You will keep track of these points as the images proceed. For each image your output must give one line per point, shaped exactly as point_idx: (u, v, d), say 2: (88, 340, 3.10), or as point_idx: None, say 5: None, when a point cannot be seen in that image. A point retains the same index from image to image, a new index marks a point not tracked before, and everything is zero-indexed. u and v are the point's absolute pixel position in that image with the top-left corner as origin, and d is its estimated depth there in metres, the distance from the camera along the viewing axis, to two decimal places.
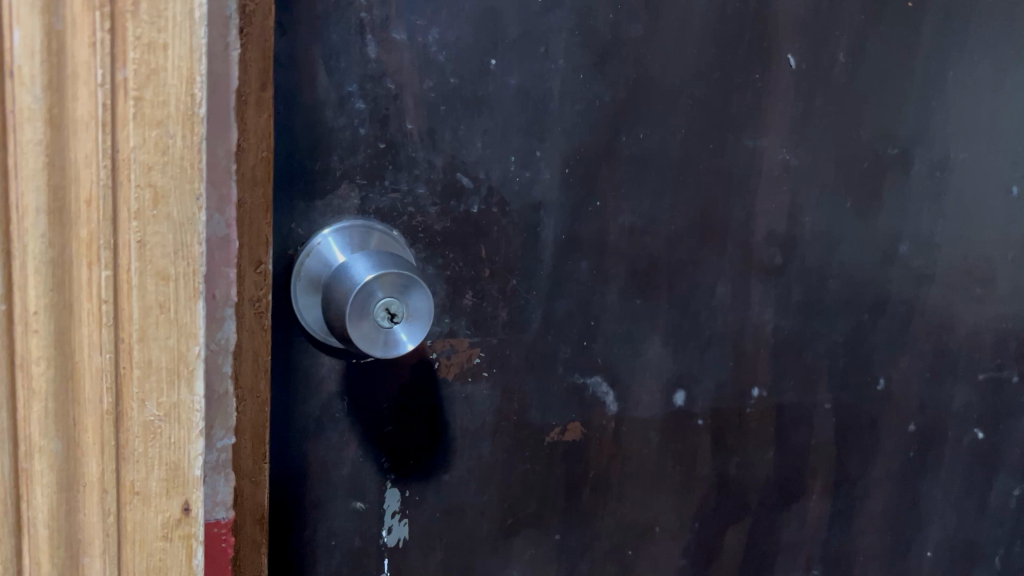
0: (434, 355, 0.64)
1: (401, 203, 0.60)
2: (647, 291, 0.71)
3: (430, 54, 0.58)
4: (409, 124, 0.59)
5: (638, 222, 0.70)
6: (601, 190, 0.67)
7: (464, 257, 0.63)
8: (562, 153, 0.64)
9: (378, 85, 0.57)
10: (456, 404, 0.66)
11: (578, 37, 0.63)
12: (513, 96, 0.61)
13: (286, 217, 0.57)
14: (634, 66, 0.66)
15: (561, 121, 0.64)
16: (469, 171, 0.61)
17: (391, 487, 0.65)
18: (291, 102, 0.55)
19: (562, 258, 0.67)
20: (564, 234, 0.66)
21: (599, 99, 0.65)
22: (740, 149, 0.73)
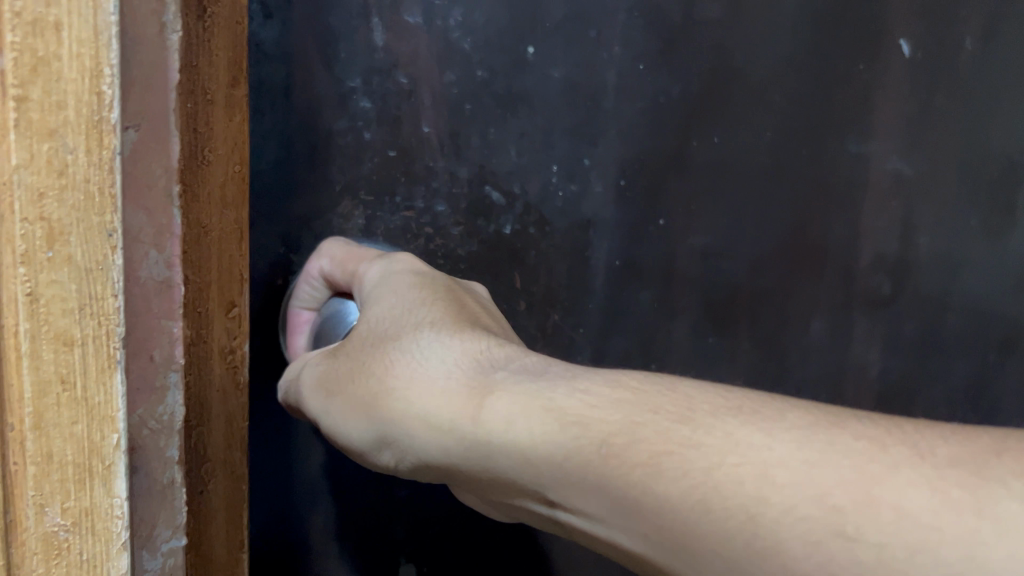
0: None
1: (417, 223, 0.49)
2: (724, 326, 0.59)
3: (452, 42, 0.47)
4: (426, 127, 0.48)
5: (713, 244, 0.57)
6: (667, 205, 0.54)
7: (496, 287, 0.52)
8: (617, 160, 0.52)
9: (387, 80, 0.47)
10: None
11: (638, 18, 0.51)
12: (557, 91, 0.50)
13: (274, 242, 0.46)
14: (709, 53, 0.54)
15: (617, 122, 0.52)
16: (503, 182, 0.50)
17: (405, 564, 0.54)
18: (279, 100, 0.44)
19: (618, 289, 0.55)
20: (621, 260, 0.54)
21: (665, 94, 0.53)
22: (840, 156, 0.59)
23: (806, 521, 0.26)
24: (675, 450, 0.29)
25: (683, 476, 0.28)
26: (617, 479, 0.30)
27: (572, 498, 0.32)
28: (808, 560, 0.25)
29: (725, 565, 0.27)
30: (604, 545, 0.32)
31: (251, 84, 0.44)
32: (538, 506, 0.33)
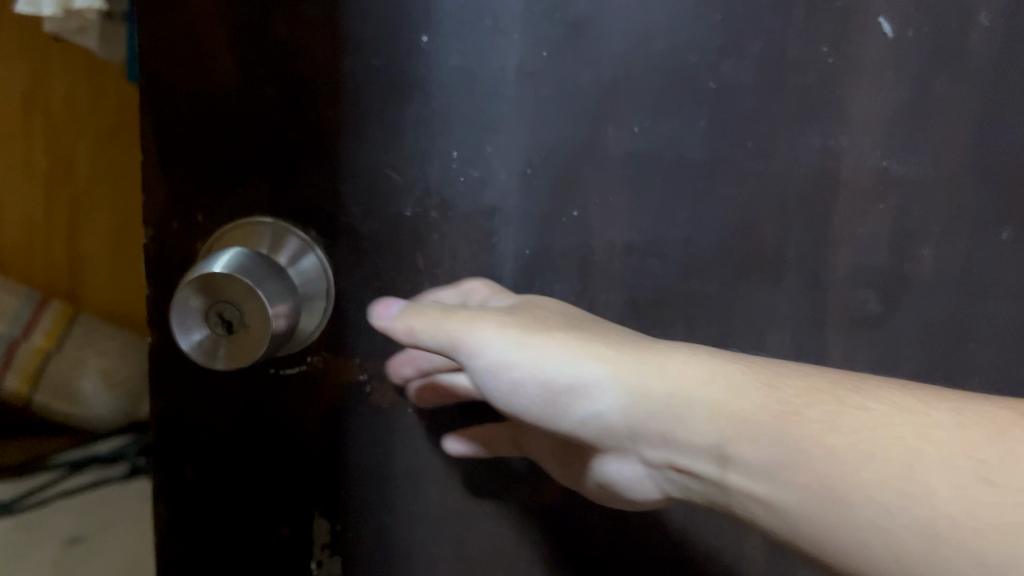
0: (363, 375, 0.53)
1: (321, 202, 0.52)
2: (659, 326, 0.56)
3: (345, 31, 0.49)
4: (327, 110, 0.50)
5: (639, 240, 0.54)
6: (583, 195, 0.53)
7: (399, 266, 0.53)
8: (523, 147, 0.52)
9: (288, 66, 0.49)
10: (395, 437, 0.54)
11: (540, 5, 0.50)
12: (453, 80, 0.51)
13: (189, 207, 0.51)
14: (629, 39, 0.51)
15: (520, 110, 0.51)
16: (404, 164, 0.51)
17: (319, 518, 0.54)
18: (186, 82, 0.49)
19: (528, 278, 0.54)
20: (530, 249, 0.54)
21: (574, 82, 0.51)
22: (801, 152, 0.54)
23: (957, 468, 0.30)
24: (847, 411, 0.34)
25: (856, 439, 0.32)
26: (794, 434, 0.34)
27: (744, 449, 0.35)
28: (955, 501, 0.29)
29: (873, 505, 0.31)
30: (760, 503, 0.35)
31: (162, 66, 0.49)
32: (710, 464, 0.37)
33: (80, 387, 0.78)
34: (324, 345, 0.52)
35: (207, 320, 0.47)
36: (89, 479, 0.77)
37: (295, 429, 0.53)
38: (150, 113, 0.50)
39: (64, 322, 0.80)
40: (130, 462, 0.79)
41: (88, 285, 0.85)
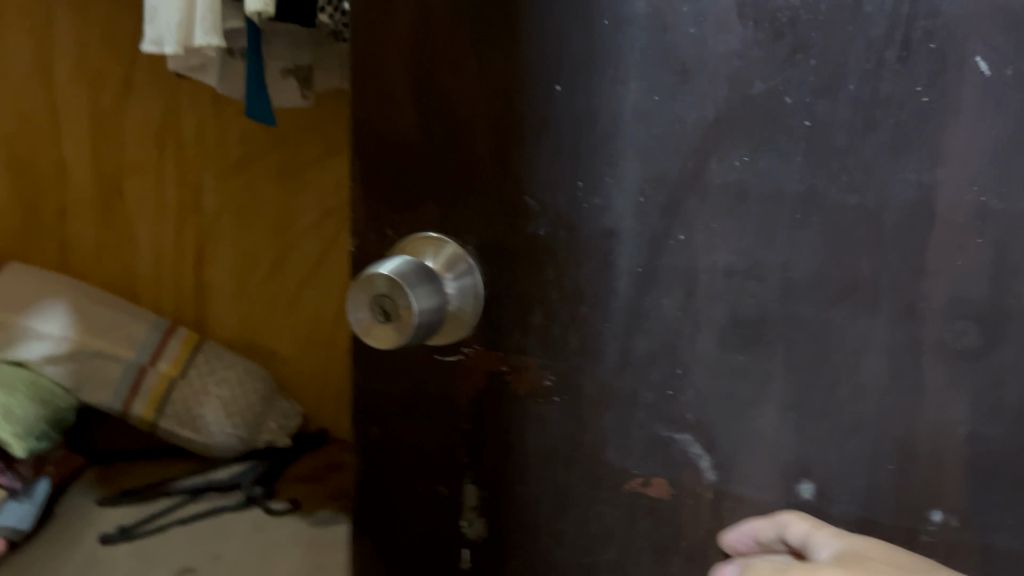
0: (505, 366, 0.64)
1: (476, 220, 0.62)
2: (753, 345, 0.56)
3: (494, 81, 0.59)
4: (480, 146, 0.61)
5: (740, 263, 0.55)
6: (688, 221, 0.56)
7: (533, 277, 0.62)
8: (637, 177, 0.56)
9: (451, 110, 0.61)
10: (527, 421, 0.65)
11: (651, 55, 0.54)
12: (575, 120, 0.58)
13: (384, 222, 0.66)
14: (729, 82, 0.53)
15: (633, 144, 0.56)
16: (540, 190, 0.60)
17: (468, 482, 0.69)
18: (385, 121, 0.64)
19: (639, 296, 0.58)
20: (641, 267, 0.58)
21: (681, 121, 0.54)
22: (893, 186, 0.51)
23: None
24: None
25: None
26: None
27: None
28: None
29: None
30: None
31: (371, 108, 0.64)
32: None
33: (202, 414, 1.35)
34: (479, 338, 0.65)
35: (371, 309, 0.57)
36: (205, 503, 1.28)
37: (453, 403, 0.67)
38: (362, 146, 0.66)
39: (190, 348, 1.42)
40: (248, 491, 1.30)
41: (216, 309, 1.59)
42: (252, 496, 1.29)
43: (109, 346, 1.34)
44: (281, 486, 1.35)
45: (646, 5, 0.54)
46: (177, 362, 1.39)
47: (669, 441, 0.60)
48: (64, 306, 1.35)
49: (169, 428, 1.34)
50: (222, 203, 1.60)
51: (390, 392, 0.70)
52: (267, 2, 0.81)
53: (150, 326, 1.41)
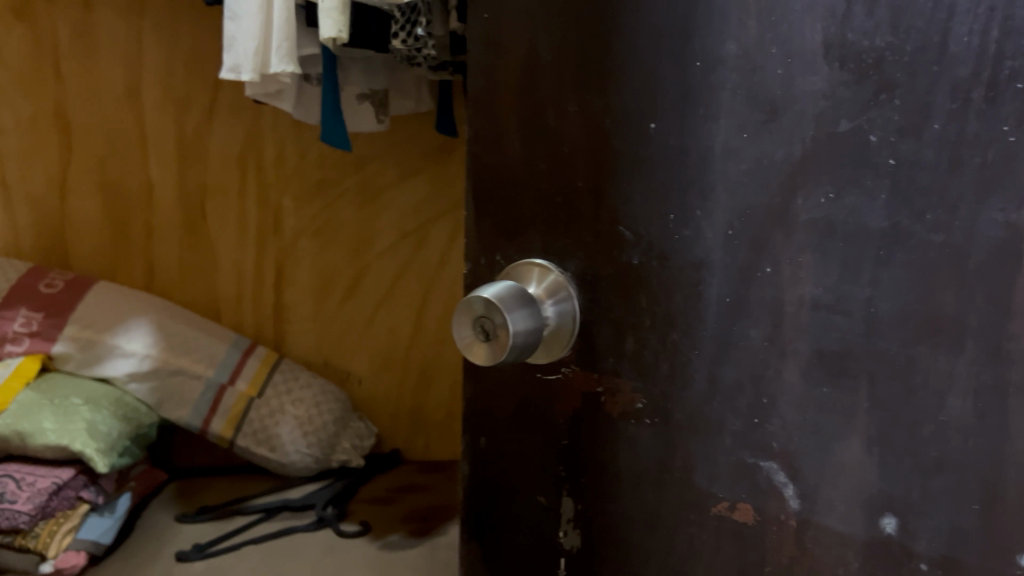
0: (601, 387, 0.49)
1: (569, 246, 0.48)
2: (841, 378, 0.39)
3: (599, 122, 0.46)
4: (579, 179, 0.47)
5: (825, 297, 0.39)
6: (773, 251, 0.40)
7: (625, 304, 0.47)
8: (729, 202, 0.41)
9: (544, 137, 0.48)
10: (620, 443, 0.49)
11: (740, 95, 0.40)
12: (667, 151, 0.43)
13: (493, 248, 0.53)
14: (822, 101, 0.38)
15: (723, 181, 0.41)
16: (634, 219, 0.45)
17: (566, 496, 0.53)
18: (483, 150, 0.51)
19: (726, 330, 0.43)
20: (730, 297, 0.42)
21: (768, 158, 0.40)
22: (979, 229, 0.35)
23: None
24: None
25: None
26: None
27: None
28: None
29: None
30: None
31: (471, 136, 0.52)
32: None
33: (276, 432, 1.24)
34: (577, 357, 0.50)
35: (473, 329, 0.47)
36: (281, 522, 1.15)
37: (548, 430, 0.53)
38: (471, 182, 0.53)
39: (266, 369, 1.31)
40: (318, 512, 1.15)
41: (291, 343, 1.38)
42: (323, 515, 1.14)
43: (189, 363, 1.24)
44: (354, 507, 1.19)
45: (736, 46, 0.40)
46: (255, 381, 1.28)
47: (751, 470, 0.43)
48: (149, 322, 1.25)
49: (245, 448, 1.23)
50: (303, 224, 1.33)
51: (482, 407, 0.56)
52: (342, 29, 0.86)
53: (229, 344, 1.30)
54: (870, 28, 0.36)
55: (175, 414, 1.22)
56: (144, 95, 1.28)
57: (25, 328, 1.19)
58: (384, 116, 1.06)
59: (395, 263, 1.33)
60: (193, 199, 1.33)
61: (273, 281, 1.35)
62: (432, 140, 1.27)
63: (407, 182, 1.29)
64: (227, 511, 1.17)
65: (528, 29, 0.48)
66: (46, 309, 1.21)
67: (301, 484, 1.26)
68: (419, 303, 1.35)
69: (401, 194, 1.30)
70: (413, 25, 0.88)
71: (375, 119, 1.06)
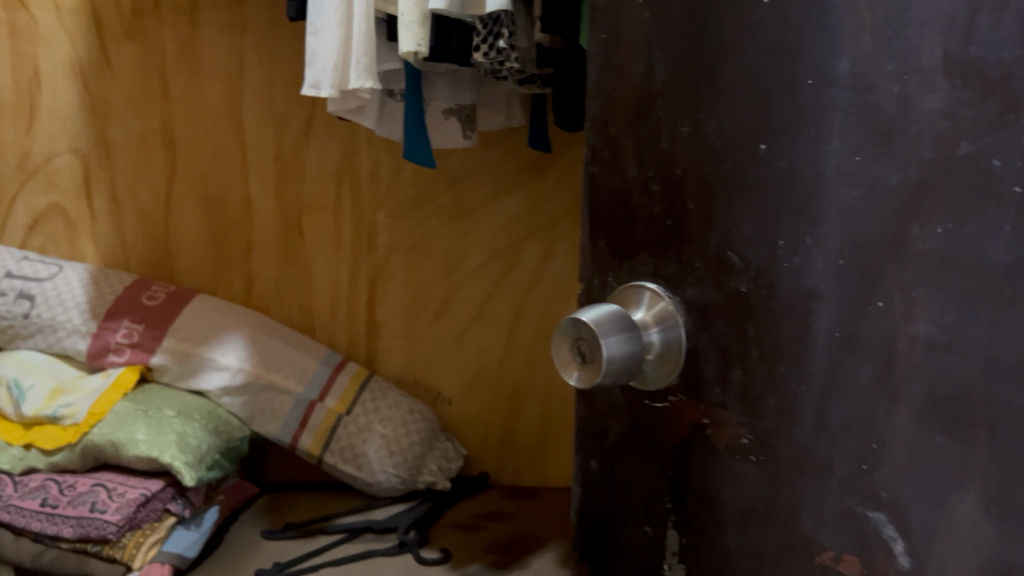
0: (707, 421, 0.46)
1: (682, 272, 0.46)
2: (958, 428, 0.35)
3: (710, 145, 0.43)
4: (690, 204, 0.45)
5: (942, 337, 0.35)
6: (887, 283, 0.37)
7: (733, 331, 0.44)
8: (842, 231, 0.38)
9: (657, 155, 0.46)
10: (726, 479, 0.46)
11: (855, 115, 0.36)
12: (778, 175, 0.40)
13: (605, 269, 0.52)
14: (941, 120, 0.34)
15: (834, 206, 0.38)
16: (744, 245, 0.42)
17: (671, 528, 0.50)
18: (601, 172, 0.51)
19: (836, 367, 0.39)
20: (840, 331, 0.39)
21: (883, 185, 0.36)
22: None
23: None
24: None
25: None
26: None
27: None
28: None
29: None
30: None
31: (589, 157, 0.52)
32: None
33: (364, 452, 1.22)
34: (684, 386, 0.47)
35: (572, 351, 0.45)
36: (363, 544, 1.13)
37: (654, 459, 0.50)
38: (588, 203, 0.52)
39: (355, 387, 1.29)
40: (401, 537, 1.12)
41: (382, 361, 1.36)
42: (405, 540, 1.11)
43: (280, 379, 1.23)
44: (437, 532, 1.16)
45: (850, 63, 0.36)
46: (344, 399, 1.26)
47: (861, 523, 0.39)
48: (243, 336, 1.26)
49: (333, 465, 1.22)
50: (396, 242, 1.32)
51: (595, 429, 0.54)
52: (421, 44, 0.85)
53: (319, 361, 1.29)
54: (998, 41, 0.32)
55: (265, 428, 1.22)
56: (246, 113, 1.30)
57: (127, 339, 1.22)
58: (471, 134, 1.05)
59: (487, 283, 1.31)
60: (291, 213, 1.33)
61: (365, 298, 1.34)
62: (526, 157, 1.25)
63: (500, 200, 1.27)
64: (314, 531, 1.16)
65: (642, 51, 0.46)
66: (146, 321, 1.24)
67: (388, 505, 1.23)
68: (510, 324, 1.31)
69: (493, 213, 1.28)
70: (495, 38, 0.87)
71: (463, 135, 1.06)
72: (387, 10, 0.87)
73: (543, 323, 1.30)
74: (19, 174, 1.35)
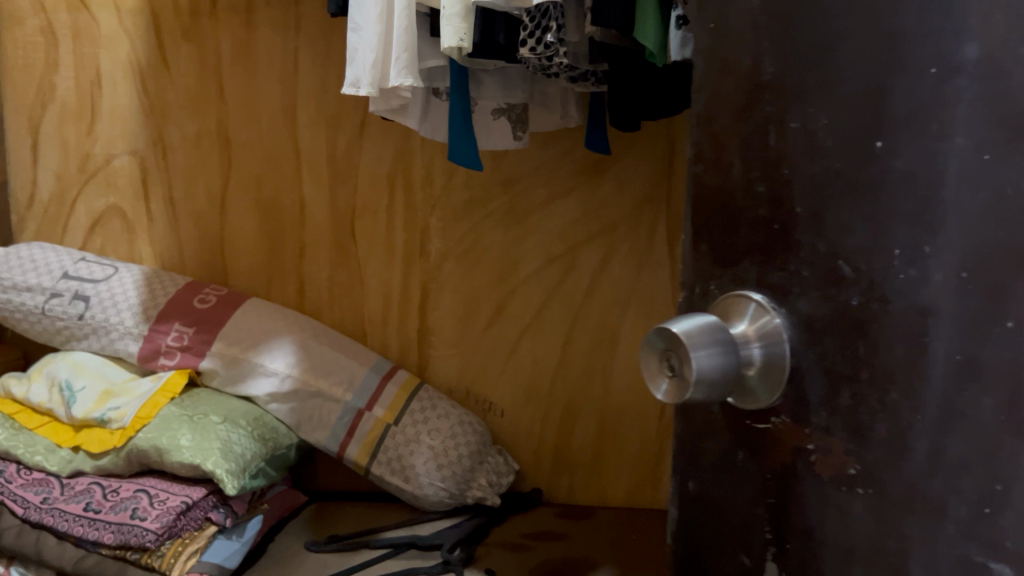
0: (811, 446, 0.39)
1: (790, 283, 0.39)
2: None
3: (820, 144, 0.37)
4: (798, 208, 0.38)
5: None
6: (1014, 300, 0.31)
7: (841, 350, 0.37)
8: (963, 241, 0.32)
9: (765, 151, 0.40)
10: (828, 514, 0.38)
11: (981, 108, 0.31)
12: (896, 179, 0.34)
13: (707, 275, 0.45)
14: None
15: (954, 212, 0.32)
16: (855, 253, 0.36)
17: (770, 562, 0.42)
18: (705, 170, 0.44)
19: (954, 395, 0.33)
20: (961, 354, 0.33)
21: (1011, 188, 0.31)
22: None
23: None
24: None
25: None
26: None
27: None
28: None
29: None
30: None
31: (693, 154, 0.45)
32: None
33: (412, 464, 1.18)
34: (788, 407, 0.40)
35: (663, 365, 0.40)
36: (405, 561, 1.09)
37: (750, 488, 0.43)
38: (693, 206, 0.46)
39: (404, 395, 1.25)
40: (445, 557, 1.06)
41: (434, 369, 1.31)
42: (449, 559, 1.06)
43: (328, 387, 1.20)
44: (483, 551, 1.11)
45: (978, 48, 0.31)
46: (391, 408, 1.22)
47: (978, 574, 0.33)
48: (291, 342, 1.23)
49: (379, 476, 1.18)
50: (449, 246, 1.28)
51: (687, 446, 0.47)
52: (462, 40, 0.80)
53: (368, 369, 1.25)
54: None
55: (312, 437, 1.19)
56: (299, 113, 1.28)
57: (177, 342, 1.21)
58: (522, 134, 1.01)
59: (543, 289, 1.26)
60: (343, 216, 1.30)
61: (418, 302, 1.30)
62: (583, 159, 1.21)
63: (556, 203, 1.23)
64: (355, 546, 1.12)
65: (749, 40, 0.40)
66: (197, 324, 1.23)
67: (436, 520, 1.19)
68: (565, 334, 1.26)
69: (549, 217, 1.23)
70: (542, 32, 0.81)
71: (513, 135, 1.01)
72: (428, 4, 0.83)
73: (601, 333, 1.25)
74: (79, 176, 1.35)
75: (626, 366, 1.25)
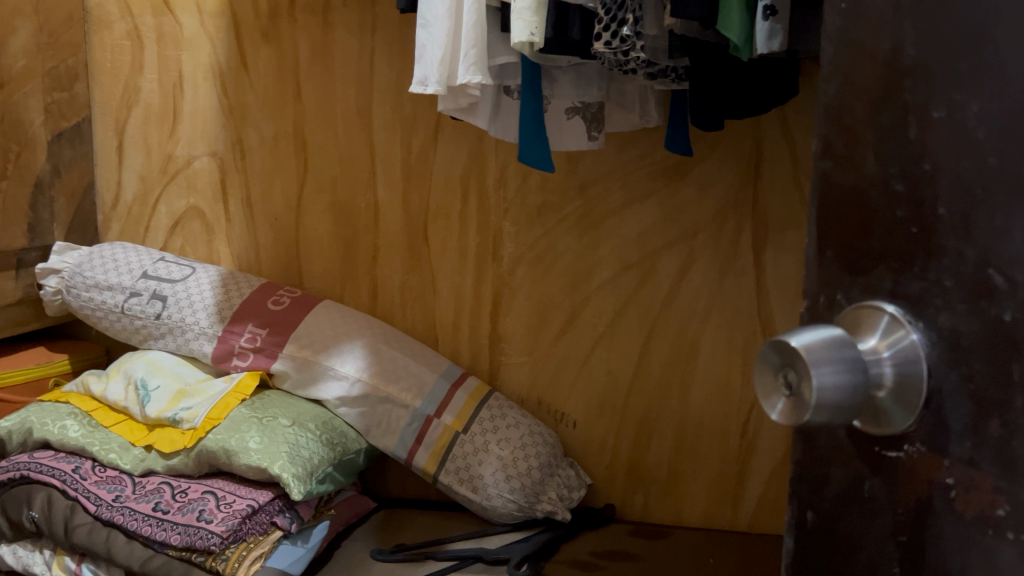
0: (951, 481, 0.31)
1: (930, 295, 0.32)
2: None
3: (969, 135, 0.30)
4: (940, 209, 0.31)
5: None
6: None
7: (992, 375, 0.30)
8: None
9: (896, 139, 0.33)
10: (976, 559, 0.31)
11: None
12: None
13: (835, 282, 0.36)
14: None
15: None
16: (1012, 260, 0.29)
17: None
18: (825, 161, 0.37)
19: None
20: None
21: None
22: None
23: None
24: None
25: None
26: None
27: None
28: None
29: None
30: None
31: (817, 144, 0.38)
32: None
33: (479, 474, 1.14)
34: (923, 433, 0.32)
35: (778, 385, 0.33)
36: None
37: (877, 527, 0.34)
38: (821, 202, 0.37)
39: (473, 404, 1.21)
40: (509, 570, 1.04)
41: (507, 375, 1.28)
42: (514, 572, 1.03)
43: (398, 392, 1.17)
44: (550, 568, 1.07)
45: None
46: (459, 416, 1.19)
47: None
48: (362, 346, 1.21)
49: (447, 485, 1.16)
50: (522, 250, 1.24)
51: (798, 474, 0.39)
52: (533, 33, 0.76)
53: (436, 375, 1.22)
54: None
55: (381, 442, 1.18)
56: (375, 113, 1.26)
57: (250, 343, 1.20)
58: (597, 134, 0.96)
59: (617, 297, 1.21)
60: (417, 219, 1.28)
61: (490, 306, 1.27)
62: (663, 161, 1.15)
63: (633, 207, 1.18)
64: (420, 556, 1.09)
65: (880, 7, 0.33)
66: (269, 326, 1.22)
67: (503, 533, 1.15)
68: (642, 343, 1.21)
69: (624, 222, 1.19)
70: (618, 25, 0.76)
71: (588, 135, 0.97)
72: None
73: (679, 345, 1.20)
74: (162, 176, 1.38)
75: (705, 379, 1.19)
